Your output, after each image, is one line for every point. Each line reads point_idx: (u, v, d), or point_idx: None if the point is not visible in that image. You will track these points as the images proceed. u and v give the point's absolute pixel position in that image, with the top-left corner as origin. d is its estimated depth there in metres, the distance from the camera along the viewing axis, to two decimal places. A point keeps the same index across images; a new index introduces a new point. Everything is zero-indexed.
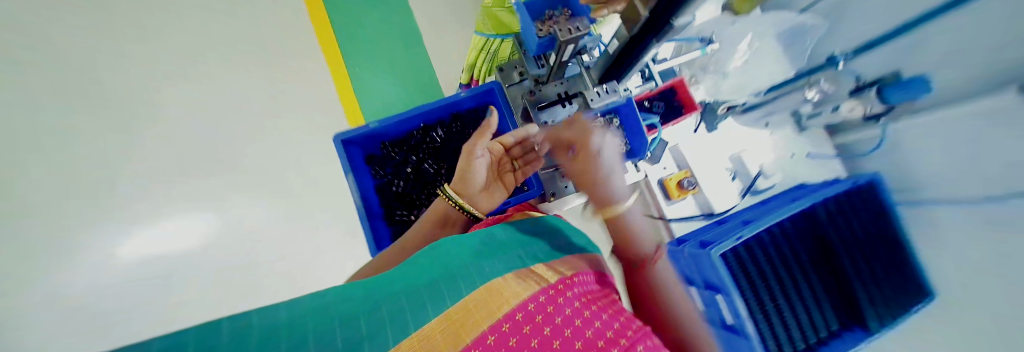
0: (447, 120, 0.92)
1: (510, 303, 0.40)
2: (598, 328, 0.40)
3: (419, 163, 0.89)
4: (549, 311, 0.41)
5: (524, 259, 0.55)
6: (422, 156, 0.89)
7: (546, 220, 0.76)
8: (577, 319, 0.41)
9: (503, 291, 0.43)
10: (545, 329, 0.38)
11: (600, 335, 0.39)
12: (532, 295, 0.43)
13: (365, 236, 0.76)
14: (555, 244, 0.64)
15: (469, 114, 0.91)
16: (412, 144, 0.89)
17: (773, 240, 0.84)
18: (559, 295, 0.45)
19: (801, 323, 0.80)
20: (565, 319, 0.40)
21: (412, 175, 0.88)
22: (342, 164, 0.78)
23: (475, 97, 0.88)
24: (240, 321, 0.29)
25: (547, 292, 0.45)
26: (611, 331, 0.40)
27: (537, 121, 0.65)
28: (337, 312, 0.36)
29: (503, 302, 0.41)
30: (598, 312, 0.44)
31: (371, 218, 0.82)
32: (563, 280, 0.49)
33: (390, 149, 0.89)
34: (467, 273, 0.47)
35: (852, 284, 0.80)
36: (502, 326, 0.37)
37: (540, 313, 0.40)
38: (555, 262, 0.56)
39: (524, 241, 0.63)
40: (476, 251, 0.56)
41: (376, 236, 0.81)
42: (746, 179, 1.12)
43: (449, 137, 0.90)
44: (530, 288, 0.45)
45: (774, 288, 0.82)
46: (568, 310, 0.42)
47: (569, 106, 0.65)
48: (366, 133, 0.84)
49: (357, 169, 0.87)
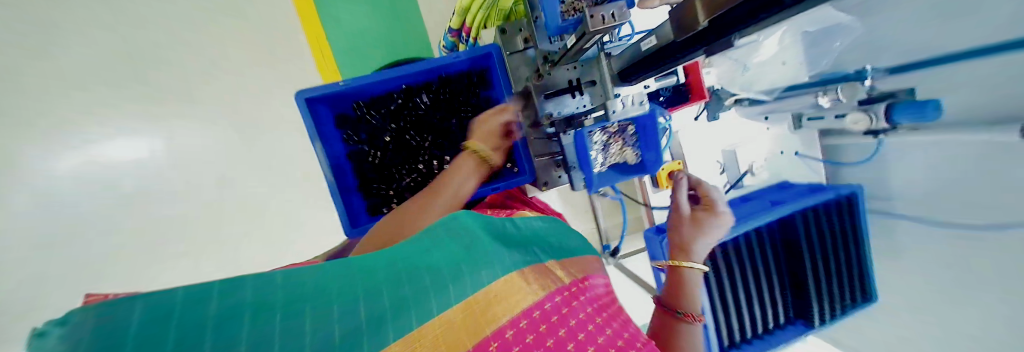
0: (433, 83, 0.78)
1: (534, 297, 0.37)
2: (616, 326, 0.39)
3: (400, 133, 0.79)
4: (565, 312, 0.37)
5: (537, 254, 0.52)
6: (403, 126, 0.78)
7: (554, 221, 0.69)
8: (596, 319, 0.39)
9: (526, 282, 0.39)
10: (560, 331, 0.35)
11: (619, 330, 0.38)
12: (554, 290, 0.41)
13: (339, 214, 0.69)
14: (563, 246, 0.61)
15: (460, 79, 0.77)
16: (393, 109, 0.78)
17: (756, 238, 0.86)
18: (577, 296, 0.42)
19: (756, 316, 0.88)
20: (586, 315, 0.38)
21: (393, 146, 0.78)
22: (308, 131, 0.66)
23: (468, 60, 0.74)
24: (231, 291, 0.24)
25: (562, 293, 0.41)
26: (626, 327, 0.39)
27: (542, 111, 0.56)
28: (361, 281, 0.32)
29: (521, 295, 0.37)
30: (609, 318, 0.40)
31: (347, 192, 0.75)
32: (575, 283, 0.46)
33: (367, 112, 0.77)
34: (489, 246, 0.43)
35: (811, 290, 0.86)
36: (520, 322, 0.34)
37: (561, 309, 0.38)
38: (567, 263, 0.54)
39: (541, 236, 0.60)
40: (500, 233, 0.52)
41: (352, 212, 0.74)
42: (734, 175, 1.06)
43: (436, 106, 0.78)
44: (550, 282, 0.42)
45: (744, 283, 0.86)
46: (587, 309, 0.40)
47: (580, 98, 0.57)
48: (337, 93, 0.70)
49: (326, 133, 0.75)
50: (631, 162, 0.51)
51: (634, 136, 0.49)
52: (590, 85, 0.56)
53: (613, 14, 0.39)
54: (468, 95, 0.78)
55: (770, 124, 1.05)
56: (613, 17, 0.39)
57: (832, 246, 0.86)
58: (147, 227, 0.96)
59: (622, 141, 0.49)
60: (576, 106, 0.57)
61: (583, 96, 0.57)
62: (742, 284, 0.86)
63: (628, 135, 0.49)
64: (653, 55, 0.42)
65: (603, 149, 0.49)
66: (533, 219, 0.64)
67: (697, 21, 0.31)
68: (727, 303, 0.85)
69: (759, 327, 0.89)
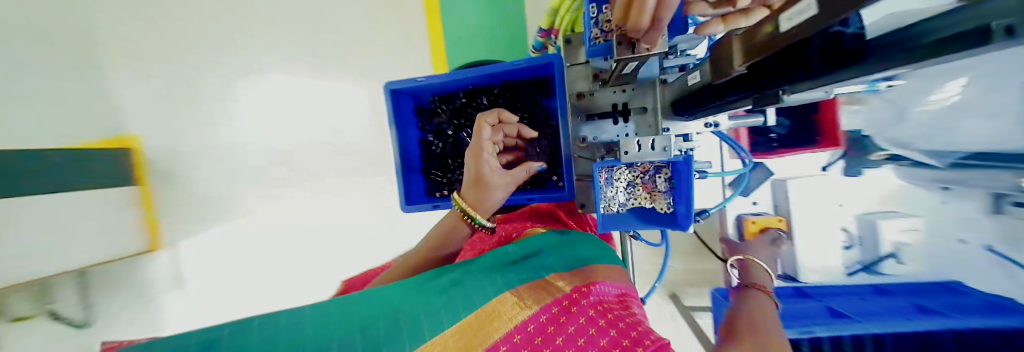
0: (496, 87, 0.84)
1: (519, 318, 0.40)
2: (619, 332, 0.37)
3: (460, 128, 0.87)
4: (563, 320, 0.40)
5: (541, 266, 0.52)
6: (464, 122, 0.86)
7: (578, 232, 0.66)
8: (593, 328, 0.38)
9: (512, 305, 0.42)
10: (556, 339, 0.37)
11: (620, 336, 0.36)
12: (546, 305, 0.42)
13: (398, 191, 0.82)
14: (580, 254, 0.57)
15: (521, 86, 0.81)
16: (458, 106, 0.86)
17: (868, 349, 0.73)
18: (574, 306, 0.42)
19: None
20: (577, 329, 0.38)
21: (452, 139, 0.87)
22: (388, 118, 0.80)
23: (530, 69, 0.76)
24: None
25: (557, 304, 0.43)
26: (629, 331, 0.37)
27: (576, 133, 0.54)
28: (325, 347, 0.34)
29: (509, 316, 0.41)
30: (610, 320, 0.39)
31: (410, 171, 0.87)
32: (577, 288, 0.46)
33: (438, 106, 0.87)
34: (484, 279, 0.48)
35: None
36: (514, 337, 0.38)
37: (550, 327, 0.39)
38: (572, 273, 0.51)
39: (556, 243, 0.59)
40: (485, 265, 0.52)
41: (410, 190, 0.86)
42: (868, 254, 0.83)
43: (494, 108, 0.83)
44: (543, 299, 0.44)
45: None
46: (583, 319, 0.40)
47: (624, 125, 0.52)
48: (415, 87, 0.82)
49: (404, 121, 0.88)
50: (665, 209, 0.46)
51: (667, 181, 0.44)
52: (638, 113, 0.51)
53: (652, 44, 0.38)
54: (527, 103, 0.81)
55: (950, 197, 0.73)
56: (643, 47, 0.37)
57: None
58: None
59: (651, 184, 0.46)
60: (616, 134, 0.53)
61: (628, 124, 0.52)
62: None
63: (661, 178, 0.45)
64: (701, 93, 0.36)
65: (627, 190, 0.46)
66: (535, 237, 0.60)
67: (731, 66, 0.27)
68: None
69: None
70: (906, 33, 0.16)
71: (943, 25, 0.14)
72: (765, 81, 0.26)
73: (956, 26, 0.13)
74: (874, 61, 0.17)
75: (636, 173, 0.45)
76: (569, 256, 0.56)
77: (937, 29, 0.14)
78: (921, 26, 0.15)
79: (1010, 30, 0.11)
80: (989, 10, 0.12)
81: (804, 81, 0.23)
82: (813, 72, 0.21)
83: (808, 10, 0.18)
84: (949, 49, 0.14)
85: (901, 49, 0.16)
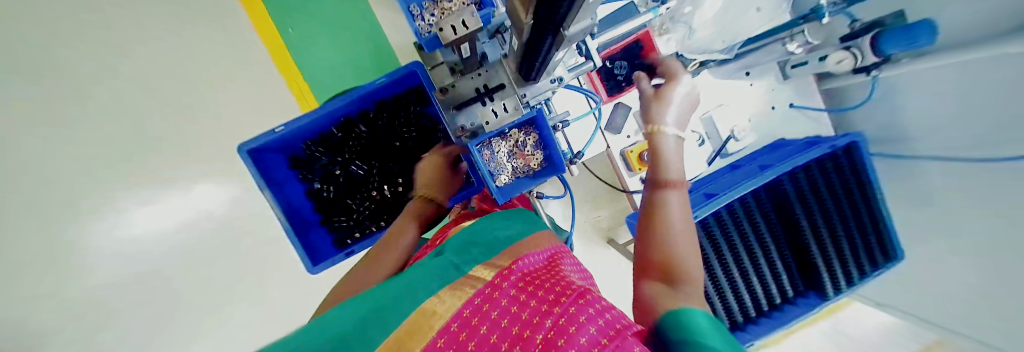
0: (371, 110, 0.77)
1: (444, 319, 0.31)
2: (539, 299, 0.34)
3: (348, 164, 0.78)
4: (485, 311, 0.32)
5: (457, 263, 0.47)
6: (350, 157, 0.78)
7: (486, 219, 0.64)
8: (515, 305, 0.33)
9: (432, 314, 0.33)
10: (480, 330, 0.29)
11: (539, 302, 0.33)
12: (465, 301, 0.35)
13: (296, 253, 0.69)
14: (498, 240, 0.55)
15: (395, 101, 0.76)
16: (335, 143, 0.76)
17: (735, 218, 0.75)
18: (495, 292, 0.37)
19: (753, 291, 0.77)
20: (501, 311, 0.32)
21: (343, 179, 0.79)
22: (254, 180, 0.67)
23: (396, 83, 0.72)
24: None
25: (481, 296, 0.36)
26: (550, 295, 0.35)
27: (454, 126, 0.52)
28: None
29: (432, 320, 0.32)
30: (534, 295, 0.36)
31: (307, 229, 0.77)
32: (501, 272, 0.42)
33: (315, 150, 0.77)
34: (399, 295, 0.38)
35: (811, 244, 0.75)
36: (438, 341, 0.28)
37: (473, 319, 0.31)
38: (494, 258, 0.48)
39: (468, 238, 0.56)
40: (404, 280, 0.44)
41: (313, 249, 0.75)
42: (718, 143, 0.97)
43: (378, 132, 0.77)
44: (462, 294, 0.37)
45: (738, 259, 0.75)
46: (505, 301, 0.34)
47: (491, 105, 0.51)
48: (277, 139, 0.70)
49: (279, 177, 0.76)
50: (540, 165, 0.50)
51: (536, 143, 0.49)
52: (498, 90, 0.51)
53: (468, 23, 0.37)
54: (408, 116, 0.76)
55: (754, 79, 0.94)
56: (471, 29, 0.37)
57: (823, 194, 0.73)
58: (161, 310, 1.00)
59: (524, 150, 0.49)
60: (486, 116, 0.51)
61: (494, 101, 0.51)
62: (737, 261, 0.76)
63: (530, 141, 0.49)
64: (527, 49, 0.36)
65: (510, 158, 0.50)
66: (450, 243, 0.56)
67: (522, 18, 0.29)
68: (722, 290, 0.76)
69: (761, 302, 0.78)
70: None
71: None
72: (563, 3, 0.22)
73: None
74: None
75: (511, 143, 0.50)
76: (484, 246, 0.53)
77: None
78: None
79: None
80: None
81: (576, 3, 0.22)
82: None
83: None
84: None
85: None
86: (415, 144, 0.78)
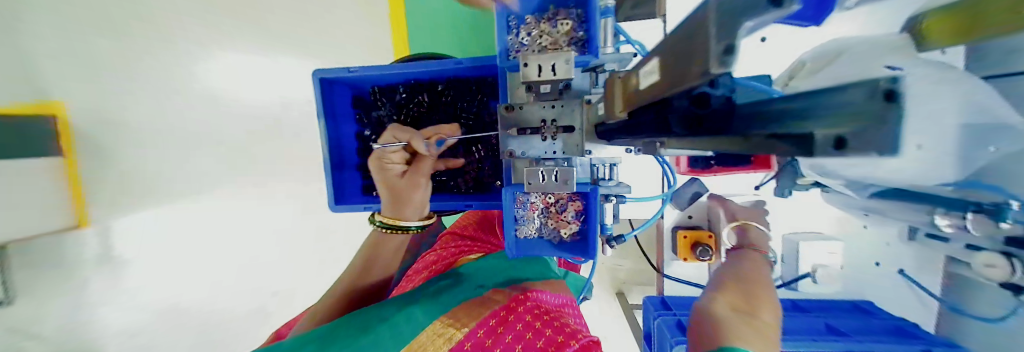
0: (441, 84, 0.76)
1: (456, 337, 0.38)
2: (555, 329, 0.39)
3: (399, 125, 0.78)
4: (500, 332, 0.39)
5: (477, 284, 0.51)
6: (403, 120, 0.77)
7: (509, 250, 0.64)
8: (530, 332, 0.39)
9: (445, 330, 0.40)
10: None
11: (555, 333, 0.38)
12: (482, 320, 0.41)
13: (327, 189, 0.75)
14: (515, 273, 0.55)
15: (467, 85, 0.74)
16: (398, 101, 0.77)
17: None
18: (510, 315, 0.42)
19: None
20: (515, 336, 0.38)
21: None
22: (317, 108, 0.71)
23: (475, 69, 0.69)
24: None
25: (496, 316, 0.42)
26: (564, 328, 0.39)
27: (503, 147, 0.48)
28: None
29: (449, 334, 0.39)
30: (546, 323, 0.40)
31: (342, 167, 0.80)
32: (515, 296, 0.46)
33: (379, 98, 0.79)
34: (420, 302, 0.44)
35: None
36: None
37: (487, 341, 0.38)
38: (509, 287, 0.50)
39: (493, 262, 0.59)
40: (430, 287, 0.50)
41: (342, 188, 0.79)
42: (789, 271, 0.89)
43: (439, 105, 0.75)
44: (476, 313, 0.42)
45: None
46: (520, 325, 0.40)
47: (552, 142, 0.47)
48: (350, 78, 0.72)
49: (340, 110, 0.80)
50: (570, 235, 0.46)
51: (575, 213, 0.45)
52: (567, 131, 0.46)
53: (559, 69, 0.37)
54: (473, 102, 0.74)
55: (870, 222, 0.85)
56: (552, 76, 0.36)
57: None
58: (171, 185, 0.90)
59: (562, 213, 0.45)
60: (543, 151, 0.48)
61: (551, 140, 0.46)
62: None
63: (572, 207, 0.45)
64: (610, 125, 0.29)
65: (541, 217, 0.46)
66: (471, 263, 0.59)
67: (617, 111, 0.24)
68: None
69: None
70: (771, 107, 0.13)
71: (796, 119, 0.12)
72: (703, 118, 0.17)
73: (813, 124, 0.11)
74: (729, 132, 0.15)
75: (549, 200, 0.45)
76: (507, 274, 0.55)
77: (801, 107, 0.12)
78: (771, 107, 0.13)
79: (838, 143, 0.10)
80: (831, 122, 0.11)
81: (679, 142, 0.20)
82: (680, 137, 0.18)
83: (654, 74, 0.16)
84: (777, 145, 0.12)
85: (744, 134, 0.14)
86: (468, 133, 0.75)
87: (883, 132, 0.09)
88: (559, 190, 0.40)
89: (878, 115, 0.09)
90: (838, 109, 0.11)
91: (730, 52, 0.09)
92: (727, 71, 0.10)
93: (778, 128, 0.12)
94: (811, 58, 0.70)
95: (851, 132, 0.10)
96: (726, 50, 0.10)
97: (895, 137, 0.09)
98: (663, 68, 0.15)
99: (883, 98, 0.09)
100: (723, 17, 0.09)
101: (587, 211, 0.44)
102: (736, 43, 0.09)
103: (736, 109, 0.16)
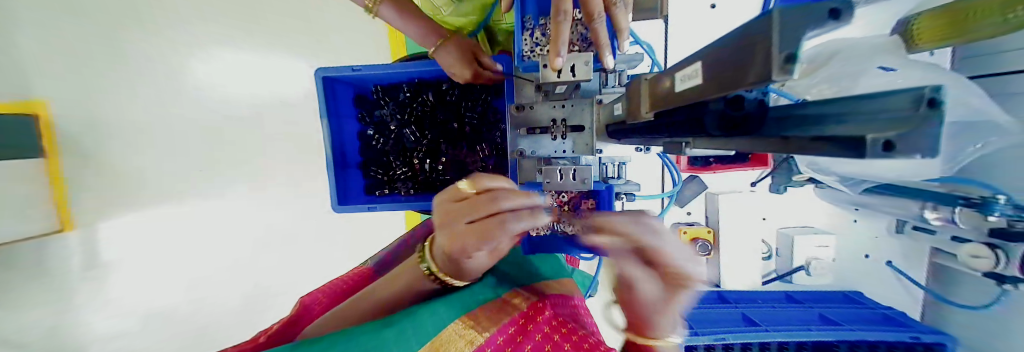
0: (444, 83, 0.75)
1: (478, 341, 0.38)
2: (573, 344, 0.39)
3: (402, 125, 0.78)
4: (518, 342, 0.39)
5: (495, 283, 0.51)
6: (406, 120, 0.77)
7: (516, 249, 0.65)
8: (548, 344, 0.39)
9: (466, 332, 0.39)
10: None
11: (573, 348, 0.38)
12: (501, 326, 0.41)
13: (330, 189, 0.75)
14: (528, 274, 0.55)
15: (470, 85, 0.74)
16: (402, 101, 0.77)
17: None
18: (530, 324, 0.42)
19: None
20: (534, 347, 0.38)
21: (393, 136, 0.78)
22: (319, 106, 0.71)
23: None
24: None
25: (515, 322, 0.42)
26: (582, 344, 0.39)
27: (513, 147, 0.48)
28: None
29: (469, 336, 0.39)
30: (563, 339, 0.40)
31: (345, 167, 0.79)
32: (534, 303, 0.46)
33: (380, 98, 0.78)
34: (440, 300, 0.44)
35: None
36: None
37: (506, 349, 0.38)
38: (525, 289, 0.51)
39: (505, 260, 0.58)
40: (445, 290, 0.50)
41: (345, 188, 0.79)
42: (783, 265, 0.91)
43: (443, 104, 0.75)
44: (497, 317, 0.42)
45: None
46: (539, 336, 0.40)
47: (561, 141, 0.47)
48: (353, 77, 0.72)
49: (343, 109, 0.79)
50: None
51: (588, 211, 0.46)
52: (577, 130, 0.46)
53: (576, 70, 0.38)
54: (476, 101, 0.74)
55: (861, 217, 0.87)
56: (570, 77, 0.37)
57: None
58: (168, 189, 0.88)
59: (575, 211, 0.46)
60: (553, 150, 0.48)
61: (561, 139, 0.47)
62: None
63: (585, 206, 0.46)
64: (630, 126, 0.30)
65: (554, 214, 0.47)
66: None
67: (642, 111, 0.25)
68: None
69: None
70: (806, 111, 0.14)
71: (833, 124, 0.13)
72: (740, 116, 0.17)
73: (852, 126, 0.12)
74: (763, 133, 0.16)
75: (563, 199, 0.46)
76: (517, 272, 0.56)
77: (835, 111, 0.13)
78: (808, 110, 0.14)
79: (888, 145, 0.11)
80: (870, 126, 0.11)
81: (708, 141, 0.21)
82: (712, 137, 0.19)
83: (695, 77, 0.17)
84: (819, 146, 0.13)
85: (782, 134, 0.15)
86: (471, 131, 0.75)
87: (930, 132, 0.10)
88: (574, 187, 0.41)
89: (921, 119, 0.10)
90: (879, 115, 0.11)
91: (792, 60, 0.10)
92: (788, 78, 0.11)
93: (815, 130, 0.13)
94: (806, 58, 0.70)
95: (894, 136, 0.11)
96: (788, 58, 0.10)
97: (937, 141, 0.10)
98: (706, 72, 0.16)
99: (925, 105, 0.10)
100: (785, 28, 0.10)
101: (599, 209, 0.45)
102: (798, 52, 0.10)
103: (767, 112, 0.16)
